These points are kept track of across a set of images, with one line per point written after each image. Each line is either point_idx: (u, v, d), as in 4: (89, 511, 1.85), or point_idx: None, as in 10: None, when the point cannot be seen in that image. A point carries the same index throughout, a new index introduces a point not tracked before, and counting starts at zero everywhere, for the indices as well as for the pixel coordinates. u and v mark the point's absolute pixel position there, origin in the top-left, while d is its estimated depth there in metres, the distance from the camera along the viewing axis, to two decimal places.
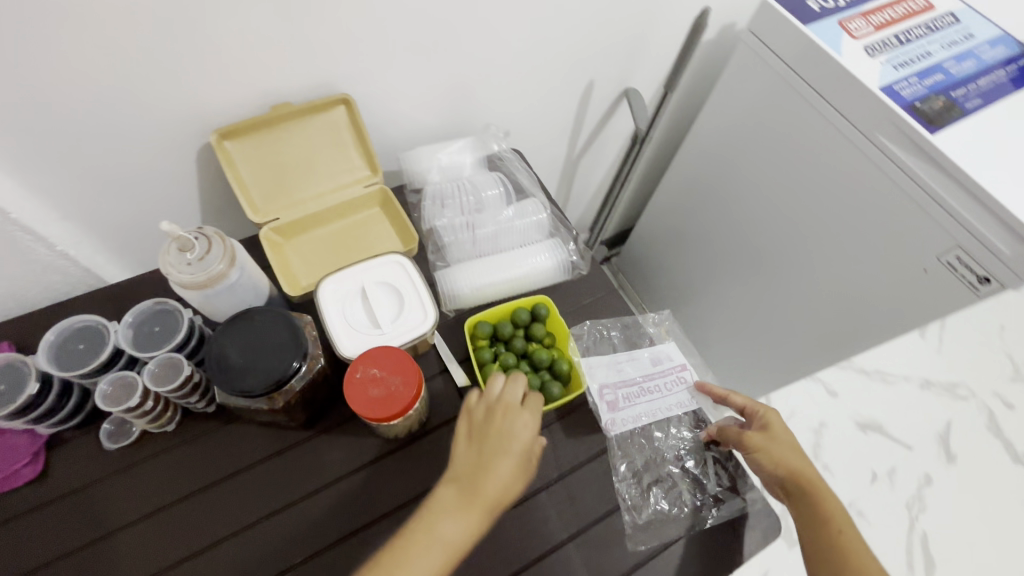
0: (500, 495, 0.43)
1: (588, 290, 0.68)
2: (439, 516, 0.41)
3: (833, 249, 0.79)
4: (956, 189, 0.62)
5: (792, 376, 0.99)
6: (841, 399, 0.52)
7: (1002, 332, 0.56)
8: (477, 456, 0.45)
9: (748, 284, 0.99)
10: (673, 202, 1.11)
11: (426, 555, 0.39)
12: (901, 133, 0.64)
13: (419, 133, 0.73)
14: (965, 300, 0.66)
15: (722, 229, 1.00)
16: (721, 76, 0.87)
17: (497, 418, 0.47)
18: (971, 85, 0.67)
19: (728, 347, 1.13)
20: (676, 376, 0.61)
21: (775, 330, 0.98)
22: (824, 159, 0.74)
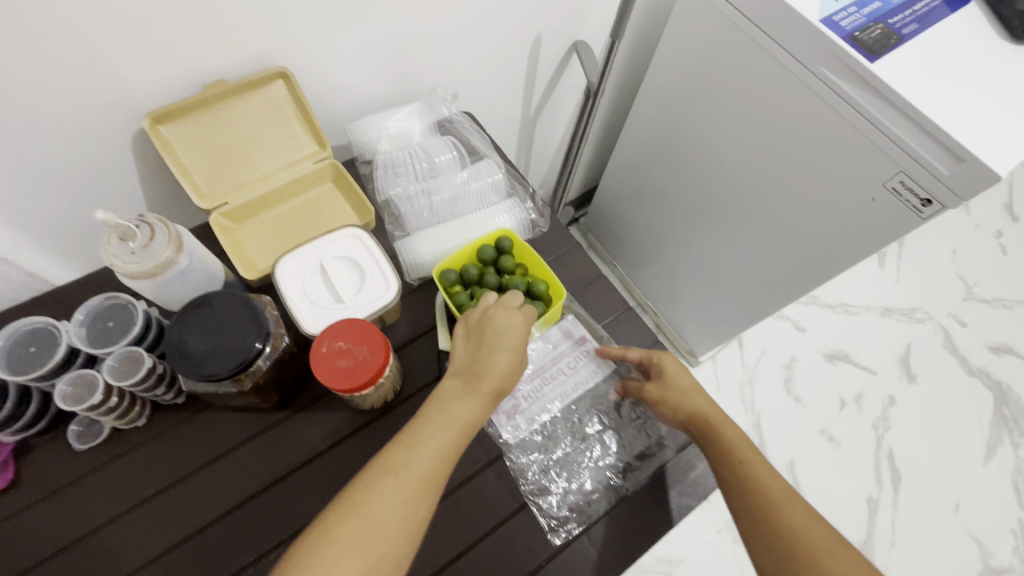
0: (499, 382, 0.49)
1: (550, 247, 0.69)
2: (451, 404, 0.47)
3: (786, 188, 0.80)
4: (895, 114, 0.63)
5: (762, 315, 1.04)
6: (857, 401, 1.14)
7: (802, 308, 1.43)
8: (478, 353, 0.50)
9: (713, 232, 1.01)
10: (633, 156, 1.11)
11: (442, 434, 0.45)
12: (843, 63, 0.65)
13: (365, 102, 0.72)
14: (910, 223, 0.68)
15: (682, 179, 1.01)
16: (669, 20, 0.86)
17: (492, 321, 0.51)
18: (908, 10, 0.68)
19: (699, 294, 1.17)
20: (575, 353, 0.62)
21: (741, 274, 1.01)
22: (772, 97, 0.75)
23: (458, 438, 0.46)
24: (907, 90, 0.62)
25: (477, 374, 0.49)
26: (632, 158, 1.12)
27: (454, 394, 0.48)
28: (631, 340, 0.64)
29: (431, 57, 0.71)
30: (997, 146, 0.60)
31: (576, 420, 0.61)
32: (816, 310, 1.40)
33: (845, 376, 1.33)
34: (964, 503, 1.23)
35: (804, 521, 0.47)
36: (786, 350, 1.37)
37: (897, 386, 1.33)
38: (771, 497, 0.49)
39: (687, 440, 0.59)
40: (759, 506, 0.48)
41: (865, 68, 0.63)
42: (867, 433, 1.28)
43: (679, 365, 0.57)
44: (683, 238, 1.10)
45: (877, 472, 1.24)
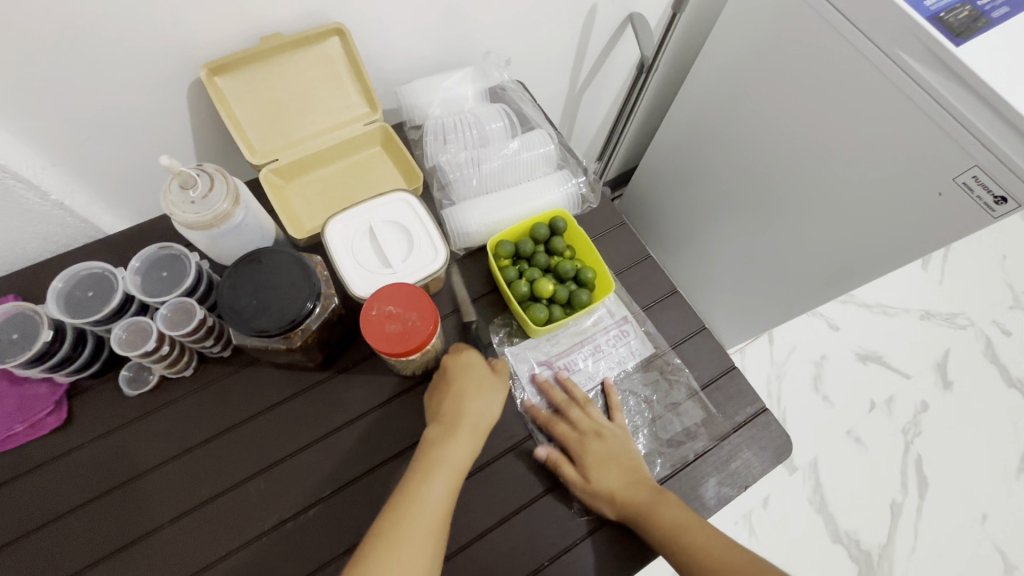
0: (481, 421, 0.50)
1: (598, 224, 0.67)
2: (440, 449, 0.47)
3: (843, 180, 0.77)
4: (977, 104, 0.59)
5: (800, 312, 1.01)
6: (856, 347, 1.41)
7: (848, 297, 1.47)
8: (453, 399, 0.50)
9: (753, 222, 0.98)
10: (680, 136, 1.07)
11: (440, 479, 0.45)
12: (925, 48, 0.61)
13: (417, 66, 0.70)
14: (979, 221, 0.64)
15: (728, 166, 0.98)
16: None
17: (456, 368, 0.52)
18: None
19: (735, 285, 1.14)
20: (616, 332, 0.61)
21: (782, 268, 0.97)
22: (840, 80, 0.71)
23: (455, 480, 0.46)
24: (993, 80, 0.58)
25: (456, 417, 0.49)
26: (678, 141, 1.09)
27: (439, 439, 0.48)
28: (676, 325, 0.62)
29: (485, 20, 0.68)
30: None
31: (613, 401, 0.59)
32: (851, 309, 1.46)
33: (879, 376, 1.37)
34: (992, 515, 1.26)
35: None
36: (818, 348, 1.41)
37: (929, 392, 1.36)
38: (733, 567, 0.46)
39: (727, 430, 0.57)
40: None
41: (947, 53, 0.59)
42: (897, 436, 1.32)
43: (619, 443, 0.54)
44: (722, 228, 1.07)
45: (903, 477, 1.28)
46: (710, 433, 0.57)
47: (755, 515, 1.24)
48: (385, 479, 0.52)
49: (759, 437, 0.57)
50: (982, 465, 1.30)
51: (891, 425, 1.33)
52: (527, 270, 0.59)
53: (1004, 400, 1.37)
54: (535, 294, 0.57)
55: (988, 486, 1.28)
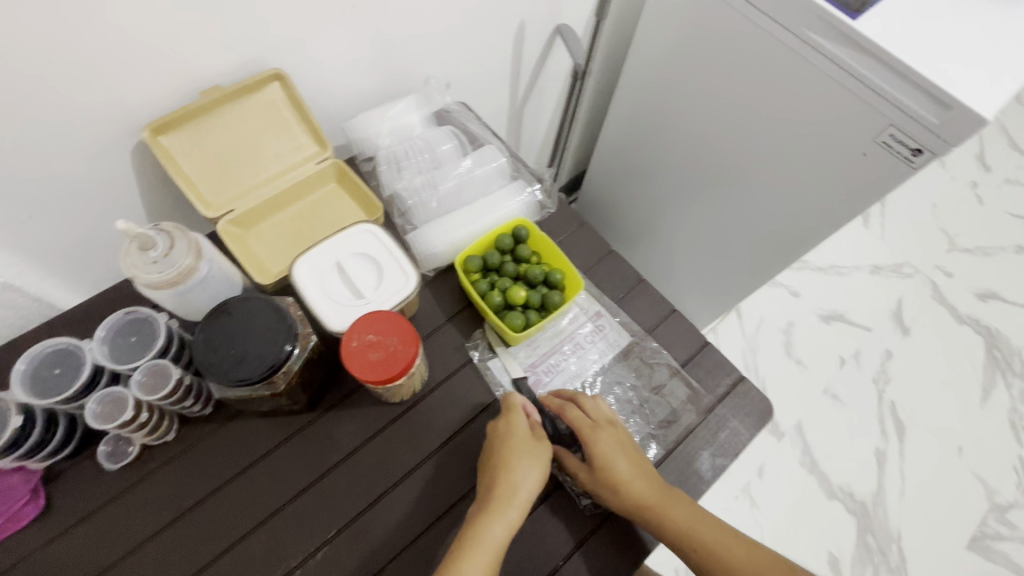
0: (521, 494, 0.48)
1: (559, 228, 0.69)
2: (480, 527, 0.46)
3: (777, 155, 0.82)
4: (880, 68, 0.65)
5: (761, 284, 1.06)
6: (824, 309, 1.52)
7: (803, 264, 1.58)
8: (495, 473, 0.49)
9: (703, 207, 1.03)
10: (622, 135, 1.12)
11: (477, 560, 0.44)
12: (826, 24, 0.67)
13: (360, 100, 0.72)
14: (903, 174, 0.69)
15: (671, 157, 1.03)
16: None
17: (499, 434, 0.52)
18: None
19: (697, 268, 1.19)
20: (593, 327, 0.63)
21: (738, 246, 1.02)
22: (759, 62, 0.76)
23: (493, 561, 0.44)
24: (890, 46, 0.64)
25: (497, 493, 0.48)
26: (620, 140, 1.13)
27: (478, 518, 0.47)
28: (648, 311, 0.65)
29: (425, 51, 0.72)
30: (978, 92, 0.62)
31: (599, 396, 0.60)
32: (809, 274, 1.57)
33: (844, 334, 1.49)
34: (966, 446, 1.37)
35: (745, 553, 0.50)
36: (784, 317, 1.51)
37: (892, 340, 1.49)
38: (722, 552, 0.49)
39: (711, 403, 0.60)
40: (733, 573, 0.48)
41: (846, 26, 0.65)
42: (869, 387, 1.43)
43: (620, 437, 0.53)
44: (675, 215, 1.12)
45: (882, 426, 1.38)
46: (695, 409, 0.59)
47: (753, 486, 1.29)
48: (389, 510, 0.52)
49: (743, 405, 0.60)
50: (949, 399, 1.43)
51: (861, 378, 1.43)
52: (498, 281, 0.60)
53: (958, 336, 1.51)
54: (509, 302, 0.59)
55: (956, 419, 1.40)
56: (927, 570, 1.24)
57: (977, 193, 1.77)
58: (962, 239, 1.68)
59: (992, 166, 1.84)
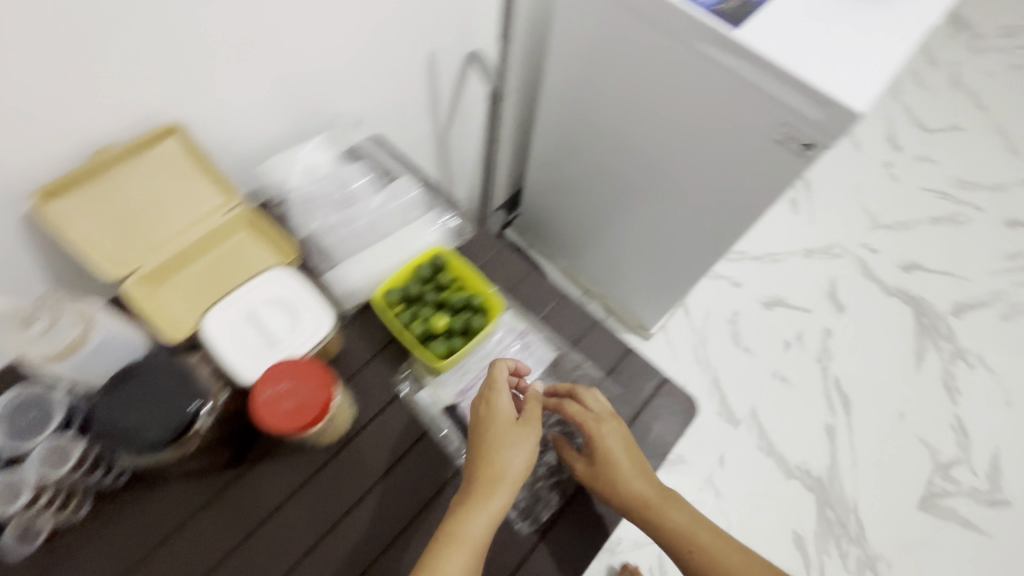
0: (511, 479, 0.52)
1: (480, 250, 0.70)
2: (463, 522, 0.50)
3: (696, 149, 0.90)
4: (763, 71, 0.73)
5: (703, 270, 1.13)
6: (763, 297, 1.59)
7: (741, 256, 1.65)
8: (482, 461, 0.52)
9: (641, 204, 1.10)
10: (556, 146, 1.19)
11: (457, 556, 0.48)
12: (711, 35, 0.75)
13: (270, 142, 0.72)
14: (802, 159, 0.78)
15: (604, 162, 1.10)
16: (559, 17, 0.94)
17: (482, 420, 0.55)
18: None
19: (643, 262, 1.26)
20: (520, 347, 0.64)
21: (677, 237, 1.10)
22: (665, 70, 0.84)
23: (475, 553, 0.49)
24: (768, 49, 0.72)
25: (485, 484, 0.51)
26: (554, 150, 1.19)
27: (459, 513, 0.50)
28: (572, 324, 0.66)
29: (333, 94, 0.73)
30: (847, 85, 0.71)
31: None
32: (748, 264, 1.64)
33: (785, 318, 1.56)
34: (907, 411, 1.45)
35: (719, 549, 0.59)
36: (729, 308, 1.57)
37: (829, 318, 1.57)
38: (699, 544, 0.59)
39: (638, 407, 0.62)
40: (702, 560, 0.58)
41: (727, 37, 0.74)
42: (814, 365, 1.49)
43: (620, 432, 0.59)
44: (617, 217, 1.20)
45: (830, 402, 1.44)
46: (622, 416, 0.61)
47: (716, 476, 1.33)
48: (341, 543, 0.53)
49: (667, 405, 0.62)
50: (887, 368, 1.51)
51: (805, 357, 1.50)
52: (420, 311, 0.61)
53: (889, 308, 1.61)
54: (431, 332, 0.60)
55: (895, 386, 1.48)
56: (884, 533, 1.30)
57: (892, 172, 1.90)
58: (882, 215, 1.79)
59: (902, 146, 1.97)
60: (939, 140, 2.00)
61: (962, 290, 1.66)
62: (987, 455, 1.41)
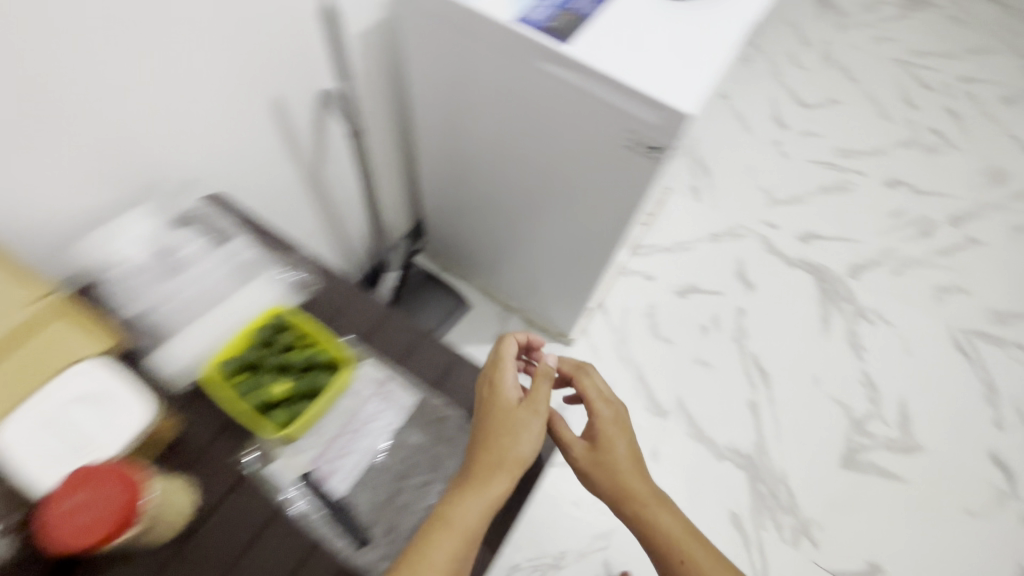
0: (511, 462, 0.56)
1: (334, 294, 0.66)
2: (459, 507, 0.53)
3: (566, 159, 0.91)
4: (598, 82, 0.74)
5: (603, 269, 1.15)
6: (677, 287, 1.63)
7: (652, 249, 1.70)
8: (487, 443, 0.57)
9: (534, 213, 1.11)
10: (443, 167, 1.18)
11: (448, 540, 0.51)
12: (543, 51, 0.76)
13: (96, 212, 0.68)
14: (656, 160, 0.80)
15: (489, 177, 1.10)
16: (408, 44, 0.93)
17: (490, 400, 0.60)
18: None
19: (549, 268, 1.27)
20: (378, 397, 0.61)
21: (574, 240, 1.11)
22: (516, 87, 0.85)
23: (468, 533, 0.52)
24: (598, 62, 0.73)
25: (489, 465, 0.56)
26: (442, 171, 1.19)
27: (457, 498, 0.54)
28: (434, 360, 0.64)
29: (193, 153, 0.75)
30: (675, 87, 0.73)
31: (393, 468, 0.58)
32: (659, 256, 1.69)
33: (699, 303, 1.60)
34: (821, 376, 1.52)
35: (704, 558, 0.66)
36: (646, 302, 1.60)
37: (741, 298, 1.63)
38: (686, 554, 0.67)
39: None
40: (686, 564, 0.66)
41: (558, 52, 0.75)
42: (731, 346, 1.54)
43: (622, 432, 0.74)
44: (516, 228, 1.20)
45: (750, 378, 1.49)
46: None
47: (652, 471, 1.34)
48: None
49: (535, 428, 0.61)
50: (799, 337, 1.58)
51: (723, 339, 1.54)
52: (260, 378, 0.58)
53: (794, 279, 1.68)
54: (271, 399, 0.57)
55: (807, 354, 1.55)
56: (814, 497, 1.35)
57: (782, 150, 2.00)
58: (777, 192, 1.88)
59: (788, 124, 2.09)
60: (820, 115, 2.13)
61: (856, 253, 1.77)
62: (896, 406, 1.49)
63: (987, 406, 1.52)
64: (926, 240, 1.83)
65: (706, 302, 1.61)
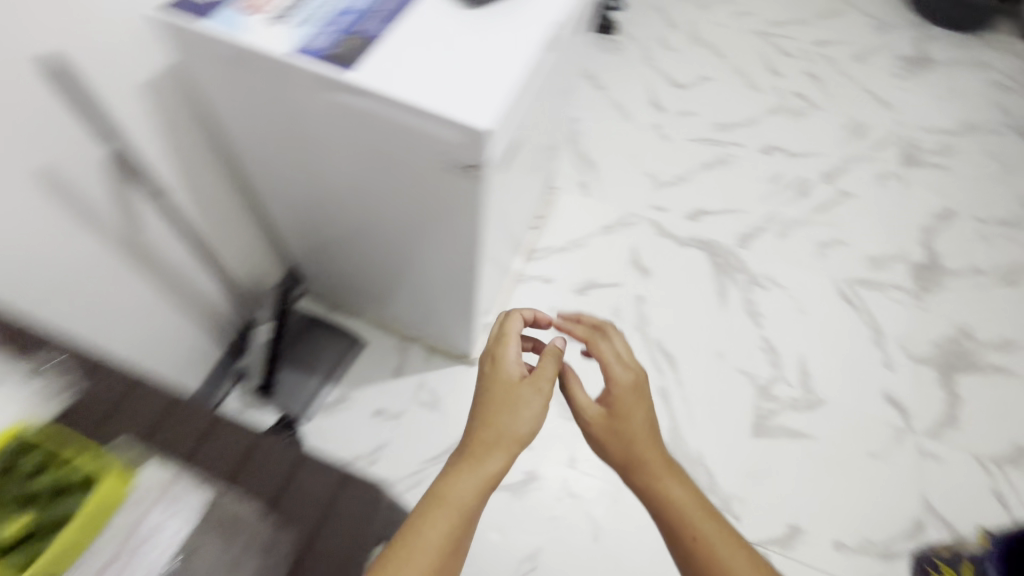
0: (506, 436, 0.75)
1: (107, 394, 0.58)
2: (457, 481, 0.70)
3: (397, 186, 0.87)
4: (393, 107, 0.70)
5: (476, 287, 1.11)
6: (574, 288, 1.63)
7: (546, 253, 1.69)
8: (491, 421, 0.76)
9: (393, 241, 1.06)
10: (292, 207, 1.11)
11: (443, 513, 0.66)
12: (328, 82, 0.71)
13: None
14: (477, 178, 0.76)
15: (338, 212, 1.04)
16: (205, 87, 0.86)
17: (494, 382, 0.80)
18: (376, 13, 0.76)
19: (428, 293, 1.22)
20: (156, 509, 0.51)
21: (439, 263, 1.07)
22: (321, 121, 0.79)
23: (464, 499, 0.68)
24: (385, 87, 0.69)
25: (486, 442, 0.74)
26: (292, 211, 1.12)
27: (458, 473, 0.71)
28: (229, 449, 0.57)
29: (77, 318, 0.87)
30: (471, 103, 0.69)
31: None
32: (554, 258, 1.69)
33: (598, 299, 1.61)
34: (724, 349, 1.55)
35: (707, 529, 0.72)
36: (547, 307, 1.60)
37: (638, 286, 1.65)
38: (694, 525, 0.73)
39: (317, 516, 0.54)
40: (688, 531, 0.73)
41: (342, 81, 0.70)
42: (635, 336, 1.56)
43: (638, 400, 0.82)
44: (386, 258, 1.15)
45: (656, 365, 1.51)
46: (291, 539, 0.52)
47: (572, 479, 1.32)
48: None
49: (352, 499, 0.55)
50: (699, 315, 1.61)
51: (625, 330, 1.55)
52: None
53: (688, 258, 1.72)
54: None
55: (707, 330, 1.58)
56: (729, 470, 1.39)
57: (662, 132, 2.04)
58: (662, 175, 1.92)
59: (665, 106, 2.14)
60: (694, 93, 2.19)
61: (742, 223, 1.82)
62: (796, 366, 1.54)
63: (877, 347, 1.60)
64: (804, 200, 1.91)
65: (605, 297, 1.62)
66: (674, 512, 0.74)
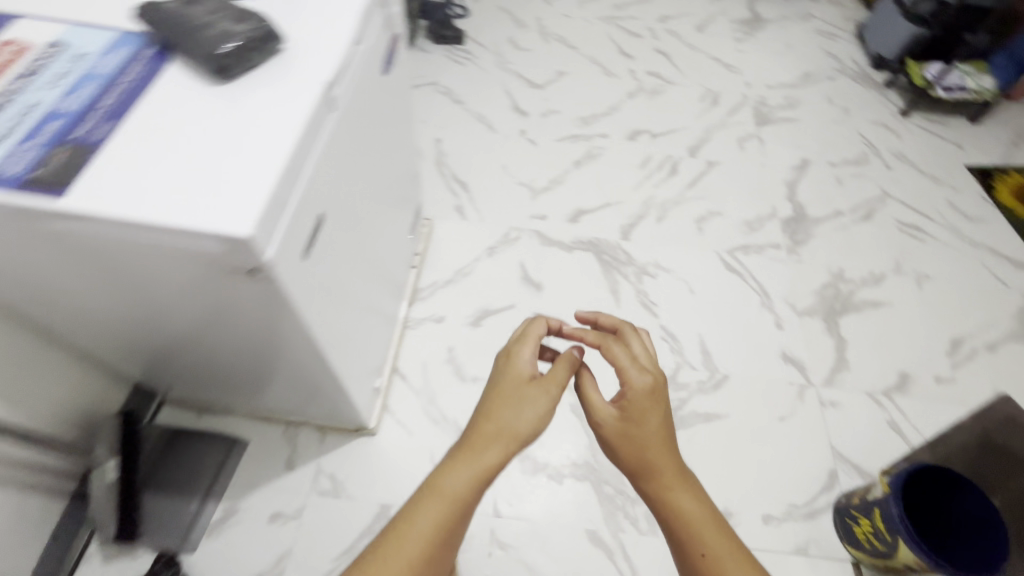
0: (506, 429, 0.75)
1: None
2: (449, 475, 0.71)
3: (191, 299, 0.74)
4: (129, 227, 0.58)
5: (337, 372, 1.00)
6: (466, 319, 1.55)
7: (432, 290, 1.60)
8: (492, 413, 0.77)
9: (224, 348, 0.93)
10: (96, 330, 0.95)
11: (431, 505, 0.70)
12: (39, 213, 0.58)
13: None
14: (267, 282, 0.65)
15: (148, 328, 0.90)
16: None
17: (500, 378, 0.81)
18: (96, 110, 0.64)
19: (292, 384, 1.09)
20: None
21: (286, 360, 0.94)
22: (64, 249, 0.66)
23: (451, 496, 0.70)
24: (109, 209, 0.57)
25: (483, 434, 0.75)
26: (97, 333, 0.96)
27: (453, 465, 0.73)
28: None
29: None
30: (224, 206, 0.59)
31: None
32: (441, 293, 1.60)
33: (494, 327, 1.54)
34: None
35: (716, 546, 0.71)
36: (443, 347, 1.50)
37: (532, 304, 1.60)
38: (702, 542, 0.71)
39: None
40: (694, 545, 0.71)
41: (53, 210, 0.57)
42: None
43: (656, 405, 0.78)
44: (229, 362, 1.01)
45: None
46: None
47: (498, 529, 1.25)
48: None
49: None
50: None
51: None
52: None
53: (576, 263, 1.69)
54: None
55: None
56: None
57: (528, 137, 2.01)
58: (536, 182, 1.88)
59: (527, 110, 2.10)
60: (553, 91, 2.17)
61: (622, 214, 1.82)
62: (697, 348, 1.56)
63: (767, 310, 1.65)
64: (676, 178, 1.94)
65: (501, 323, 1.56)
66: (682, 526, 0.72)
